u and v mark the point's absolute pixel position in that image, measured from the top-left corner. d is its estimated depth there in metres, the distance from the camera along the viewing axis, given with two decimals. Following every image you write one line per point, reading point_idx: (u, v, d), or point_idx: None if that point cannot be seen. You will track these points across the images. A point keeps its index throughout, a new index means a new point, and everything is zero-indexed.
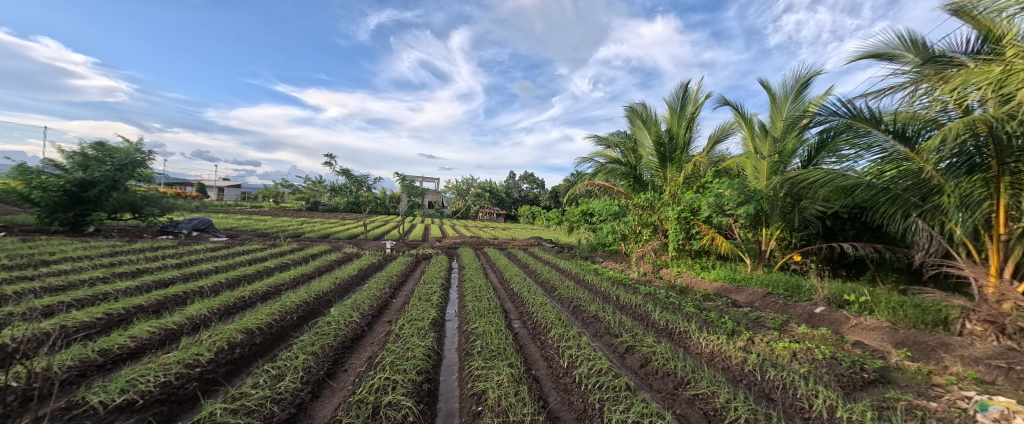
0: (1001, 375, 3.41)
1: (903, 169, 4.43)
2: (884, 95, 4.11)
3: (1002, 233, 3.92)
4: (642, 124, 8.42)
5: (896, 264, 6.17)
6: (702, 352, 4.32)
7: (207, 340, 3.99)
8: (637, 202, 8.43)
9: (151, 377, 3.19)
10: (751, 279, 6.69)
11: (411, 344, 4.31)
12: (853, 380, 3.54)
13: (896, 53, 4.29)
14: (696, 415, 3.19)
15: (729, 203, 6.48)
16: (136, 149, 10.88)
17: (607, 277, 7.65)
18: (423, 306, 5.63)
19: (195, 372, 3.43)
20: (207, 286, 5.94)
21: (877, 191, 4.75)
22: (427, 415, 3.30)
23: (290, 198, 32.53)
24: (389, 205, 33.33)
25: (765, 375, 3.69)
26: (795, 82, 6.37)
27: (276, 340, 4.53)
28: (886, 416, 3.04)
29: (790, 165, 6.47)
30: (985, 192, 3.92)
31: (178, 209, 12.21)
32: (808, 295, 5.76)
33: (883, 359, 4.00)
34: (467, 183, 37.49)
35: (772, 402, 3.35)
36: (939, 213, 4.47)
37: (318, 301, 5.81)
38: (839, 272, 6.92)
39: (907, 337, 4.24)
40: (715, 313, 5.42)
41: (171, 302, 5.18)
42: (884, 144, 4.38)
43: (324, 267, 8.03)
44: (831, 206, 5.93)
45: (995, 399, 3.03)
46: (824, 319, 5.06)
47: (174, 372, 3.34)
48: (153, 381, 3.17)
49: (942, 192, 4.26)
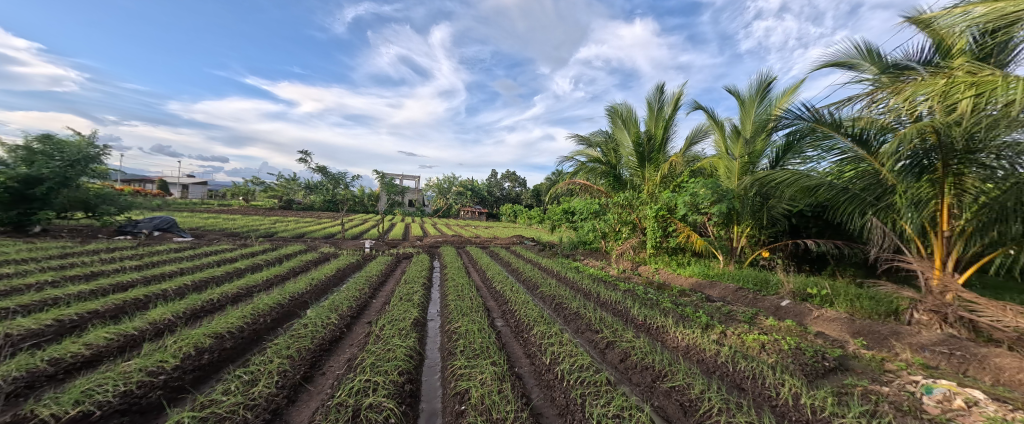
0: (944, 360, 3.79)
1: (860, 170, 4.81)
2: (845, 104, 4.42)
3: (945, 229, 4.28)
4: (623, 124, 8.62)
5: (854, 259, 6.62)
6: (678, 345, 4.51)
7: (172, 346, 3.80)
8: (616, 201, 8.62)
9: (109, 387, 3.02)
10: (724, 274, 6.96)
11: (392, 345, 4.25)
12: (815, 368, 3.79)
13: (855, 61, 4.71)
14: (672, 407, 3.33)
15: (704, 201, 6.66)
16: (89, 143, 10.11)
17: (588, 275, 7.75)
18: (405, 306, 5.56)
19: (159, 380, 3.27)
20: (172, 288, 5.64)
21: (837, 191, 5.11)
22: (409, 416, 3.28)
23: (262, 196, 31.25)
24: (368, 203, 32.60)
25: (737, 365, 3.88)
26: (761, 85, 6.70)
27: (249, 344, 4.38)
28: (844, 401, 3.27)
29: (760, 165, 6.76)
30: (932, 191, 4.29)
31: (137, 208, 11.45)
32: (775, 289, 6.08)
33: (842, 347, 4.30)
34: (448, 180, 36.57)
35: (743, 391, 3.54)
36: (892, 211, 4.83)
37: (294, 303, 5.64)
38: (803, 266, 7.33)
39: (864, 327, 4.57)
40: (690, 308, 5.65)
41: (130, 307, 4.89)
42: (843, 147, 4.74)
43: (300, 268, 7.75)
44: (797, 205, 6.22)
45: (939, 382, 3.37)
46: (790, 312, 5.37)
47: (136, 381, 3.17)
48: (112, 391, 3.00)
49: (895, 192, 4.60)
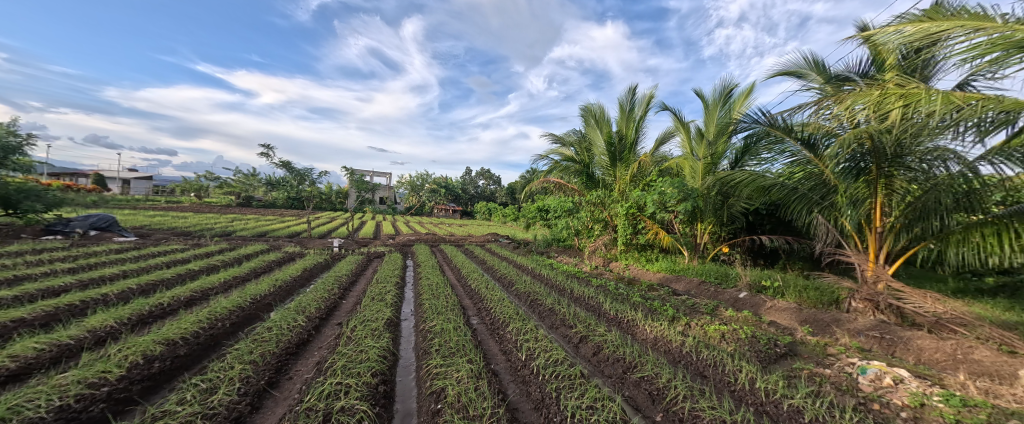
0: (876, 343, 4.22)
1: (808, 172, 5.24)
2: (796, 111, 4.79)
3: (878, 225, 4.74)
4: (596, 124, 8.83)
5: (802, 253, 7.19)
6: (647, 337, 4.71)
7: (117, 355, 3.48)
8: (589, 199, 8.83)
9: (42, 402, 2.72)
10: (688, 269, 7.34)
11: (364, 346, 4.13)
12: (769, 354, 4.10)
13: (803, 71, 5.13)
14: (641, 396, 3.49)
15: (671, 200, 6.96)
16: (9, 132, 8.99)
17: (562, 271, 7.90)
18: (377, 306, 5.41)
19: (102, 393, 2.99)
20: (114, 293, 5.16)
21: (788, 190, 5.54)
22: (383, 417, 3.22)
23: (216, 193, 29.26)
24: (336, 200, 31.40)
25: (700, 355, 4.13)
26: (723, 90, 7.09)
27: (206, 350, 4.09)
28: (794, 383, 3.56)
29: (721, 165, 7.17)
30: (867, 191, 4.75)
31: (69, 205, 10.33)
32: (735, 282, 6.49)
33: (792, 334, 4.67)
34: (421, 177, 35.71)
35: (705, 378, 3.77)
36: (834, 209, 5.29)
37: (256, 306, 5.33)
38: (759, 261, 7.87)
39: (810, 315, 4.99)
40: (658, 302, 5.91)
41: (64, 314, 4.41)
42: (794, 150, 5.15)
43: (262, 268, 7.33)
44: (754, 203, 6.65)
45: (871, 363, 3.76)
46: (747, 303, 5.75)
47: (73, 394, 2.88)
48: (45, 406, 2.71)
49: (837, 192, 5.05)
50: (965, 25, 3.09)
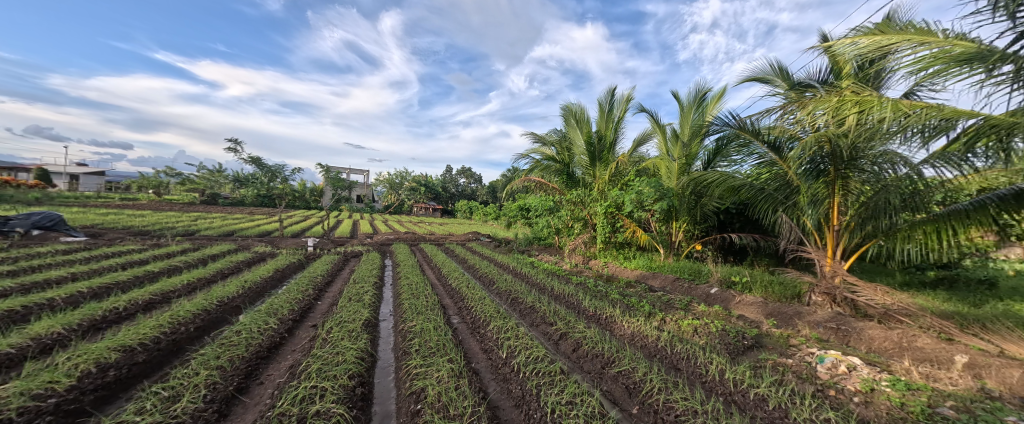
0: (833, 334, 4.51)
1: (774, 173, 5.53)
2: (764, 115, 5.04)
3: (834, 224, 5.07)
4: (575, 123, 8.94)
5: (768, 250, 7.58)
6: (625, 333, 4.83)
7: (65, 364, 3.22)
8: (569, 198, 8.98)
9: None
10: (664, 266, 7.58)
11: (341, 348, 4.02)
12: (738, 346, 4.31)
13: (770, 78, 5.40)
14: (619, 390, 3.58)
15: (648, 199, 7.16)
16: None
17: (542, 270, 7.98)
18: (354, 307, 5.26)
19: (49, 404, 2.76)
20: (62, 297, 4.77)
21: (755, 191, 5.83)
22: (360, 420, 3.15)
23: (177, 189, 27.61)
24: (310, 198, 30.33)
25: (674, 348, 4.28)
26: (697, 93, 7.34)
27: (167, 356, 3.85)
28: (760, 373, 3.76)
29: (694, 166, 7.43)
30: (826, 192, 5.06)
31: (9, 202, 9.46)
32: (707, 278, 6.76)
33: (758, 327, 4.93)
34: (399, 175, 34.94)
35: (679, 371, 3.91)
36: (796, 208, 5.61)
37: (223, 308, 5.06)
38: (729, 257, 8.23)
39: (775, 309, 5.27)
40: (635, 298, 6.08)
41: (3, 321, 4.04)
42: (761, 152, 5.41)
43: (229, 269, 6.98)
44: (725, 203, 6.93)
45: (828, 352, 4.02)
46: (717, 298, 6.00)
47: (15, 407, 2.64)
48: None
49: (799, 192, 5.36)
50: (912, 38, 3.34)
